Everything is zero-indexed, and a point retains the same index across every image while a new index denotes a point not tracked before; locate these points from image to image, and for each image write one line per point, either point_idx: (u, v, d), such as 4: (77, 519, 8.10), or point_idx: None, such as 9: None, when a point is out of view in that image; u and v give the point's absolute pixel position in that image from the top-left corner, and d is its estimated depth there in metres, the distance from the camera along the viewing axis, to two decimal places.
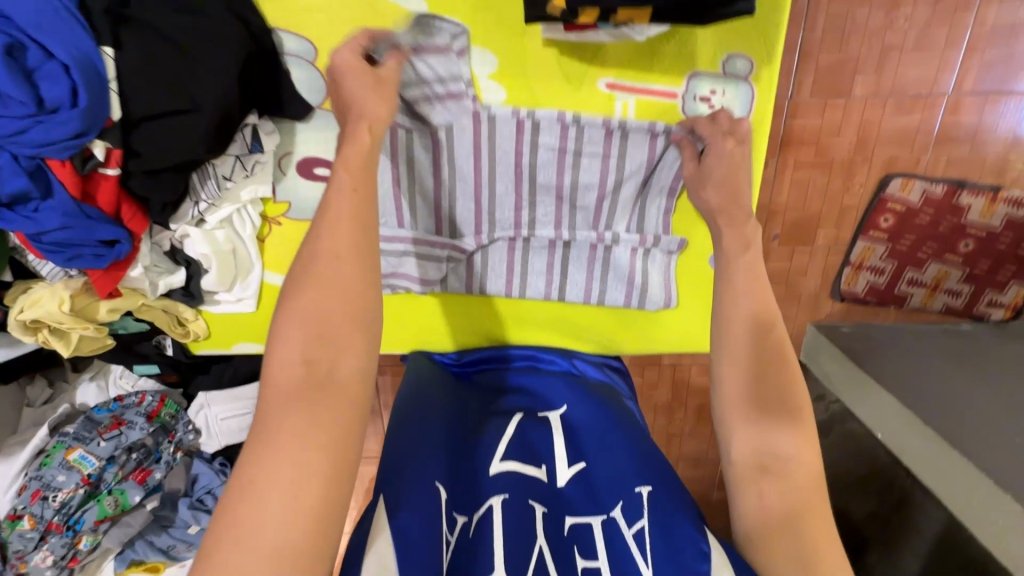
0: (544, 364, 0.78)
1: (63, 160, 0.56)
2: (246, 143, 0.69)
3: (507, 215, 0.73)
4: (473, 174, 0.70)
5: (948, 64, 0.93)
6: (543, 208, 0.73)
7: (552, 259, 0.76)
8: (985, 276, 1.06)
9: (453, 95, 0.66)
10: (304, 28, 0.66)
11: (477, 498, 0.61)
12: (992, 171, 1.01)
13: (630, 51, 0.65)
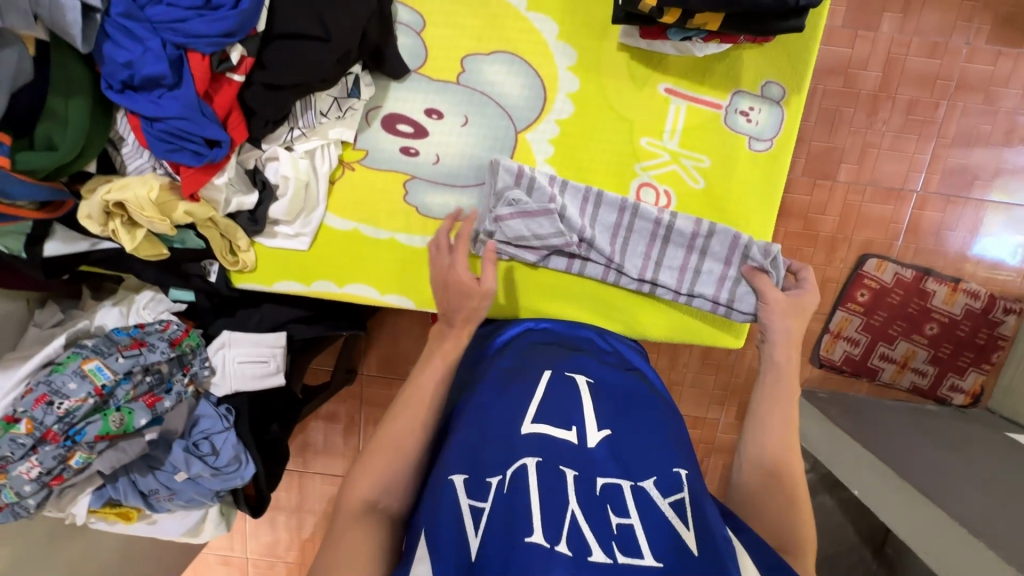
0: (586, 342, 0.81)
1: (204, 55, 0.64)
2: (345, 87, 0.77)
3: (576, 203, 0.82)
4: (549, 188, 0.81)
5: (917, 165, 1.32)
6: (605, 214, 0.82)
7: (618, 227, 0.83)
8: (947, 359, 1.37)
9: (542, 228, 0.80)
10: (419, 5, 0.78)
11: (511, 455, 0.62)
12: (952, 266, 1.36)
13: (689, 65, 0.78)
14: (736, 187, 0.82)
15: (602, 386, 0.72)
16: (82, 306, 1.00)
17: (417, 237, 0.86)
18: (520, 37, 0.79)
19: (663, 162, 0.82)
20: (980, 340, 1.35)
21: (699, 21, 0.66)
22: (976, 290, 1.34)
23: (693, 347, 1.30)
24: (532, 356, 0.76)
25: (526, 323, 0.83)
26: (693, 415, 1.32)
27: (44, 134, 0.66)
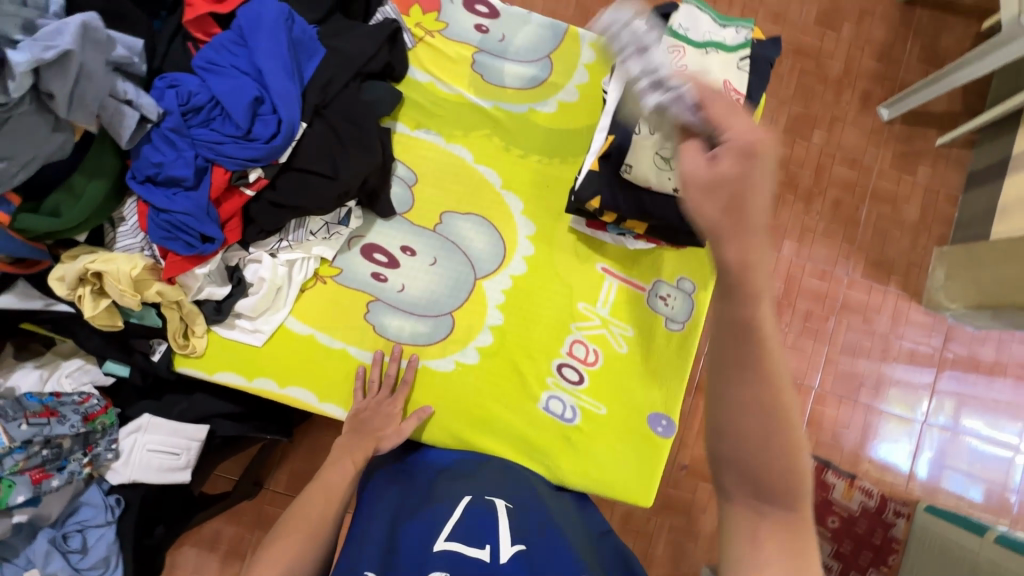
0: (508, 468, 0.86)
1: (227, 170, 0.76)
2: (337, 216, 0.90)
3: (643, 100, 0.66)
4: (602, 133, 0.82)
5: (814, 366, 1.55)
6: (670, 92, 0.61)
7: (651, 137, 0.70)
8: (849, 554, 1.46)
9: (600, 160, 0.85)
10: (415, 166, 0.96)
11: (420, 567, 0.60)
12: (848, 461, 1.51)
13: (622, 254, 0.97)
14: (654, 358, 0.95)
15: (519, 510, 0.74)
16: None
17: (368, 352, 0.93)
18: (491, 207, 0.97)
19: (594, 326, 0.96)
20: (876, 539, 1.47)
21: (629, 224, 0.86)
22: (868, 488, 1.48)
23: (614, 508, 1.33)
24: (444, 475, 0.83)
25: (470, 454, 0.91)
26: None
27: (52, 203, 0.73)
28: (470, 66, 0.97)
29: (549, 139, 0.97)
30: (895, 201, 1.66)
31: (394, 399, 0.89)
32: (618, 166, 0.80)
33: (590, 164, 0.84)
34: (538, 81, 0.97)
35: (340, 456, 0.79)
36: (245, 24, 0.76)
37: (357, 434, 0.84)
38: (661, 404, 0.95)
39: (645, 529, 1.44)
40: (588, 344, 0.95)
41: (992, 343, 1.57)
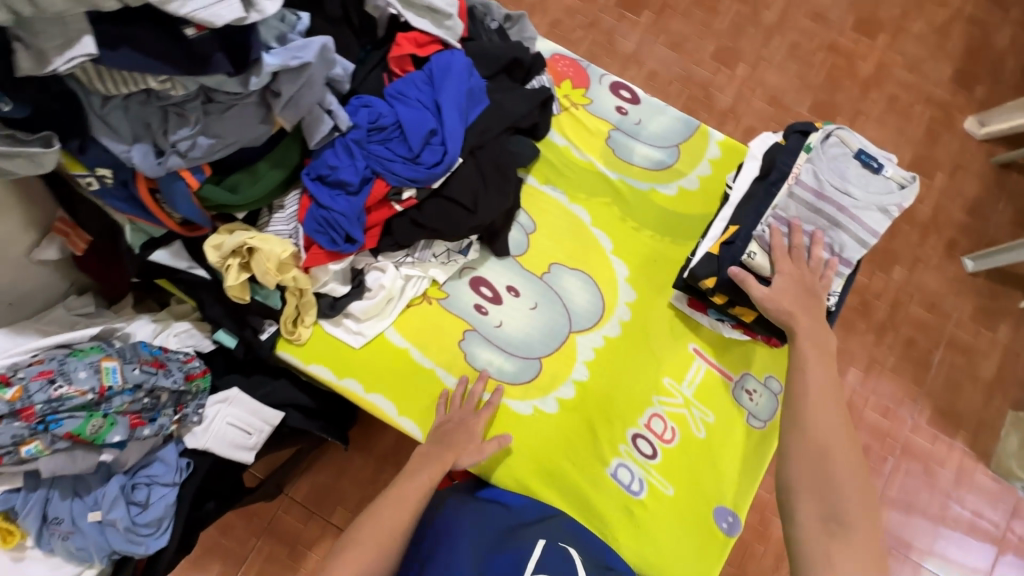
0: (572, 528, 0.85)
1: (388, 184, 0.85)
2: (460, 245, 0.97)
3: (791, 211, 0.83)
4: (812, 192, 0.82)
5: None
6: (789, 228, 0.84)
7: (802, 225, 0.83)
8: None
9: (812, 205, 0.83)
10: (536, 216, 1.03)
11: None
12: None
13: (715, 339, 0.99)
14: (731, 450, 0.94)
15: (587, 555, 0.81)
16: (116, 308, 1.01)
17: (454, 377, 0.96)
18: (598, 268, 1.02)
19: (676, 403, 0.96)
20: None
21: (736, 310, 0.91)
22: None
23: None
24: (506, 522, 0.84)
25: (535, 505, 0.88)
26: None
27: (234, 180, 0.82)
28: (605, 140, 1.06)
29: (664, 219, 1.03)
30: (972, 354, 1.83)
31: (477, 416, 0.89)
32: (739, 254, 0.85)
33: (710, 248, 0.89)
34: (665, 165, 1.05)
35: (421, 467, 0.82)
36: (436, 69, 0.87)
37: (441, 444, 0.85)
38: (729, 499, 0.92)
39: None
40: (667, 421, 0.95)
41: None
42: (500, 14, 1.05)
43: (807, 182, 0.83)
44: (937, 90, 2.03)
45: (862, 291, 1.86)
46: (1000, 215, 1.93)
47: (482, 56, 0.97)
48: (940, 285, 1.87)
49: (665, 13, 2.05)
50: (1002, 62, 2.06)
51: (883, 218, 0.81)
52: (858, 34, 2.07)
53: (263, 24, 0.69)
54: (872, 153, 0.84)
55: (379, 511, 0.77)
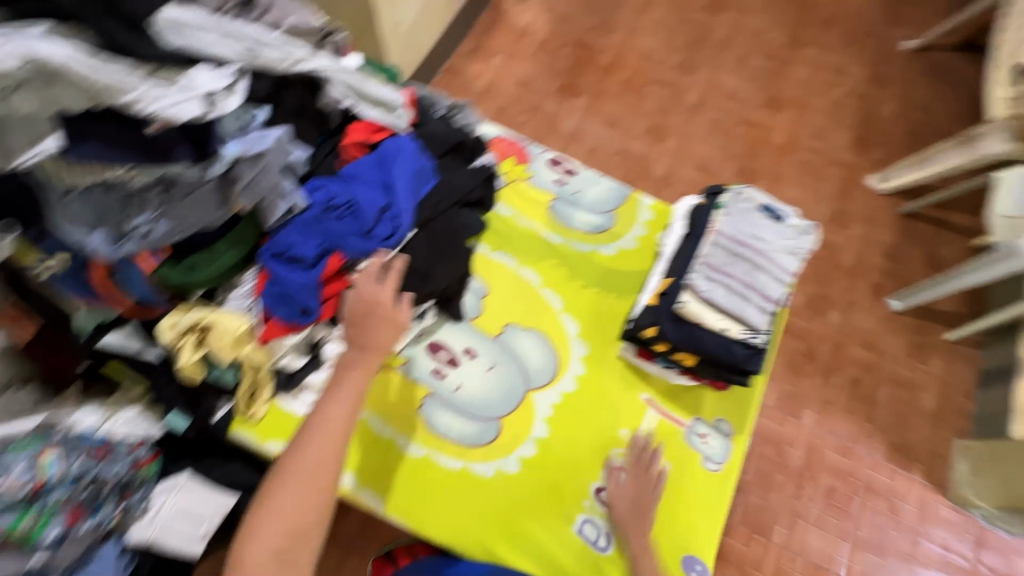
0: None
1: (343, 257, 0.90)
2: (417, 311, 1.00)
3: (715, 260, 0.91)
4: (728, 241, 0.92)
5: None
6: (716, 274, 0.90)
7: (728, 271, 0.90)
8: None
9: (733, 254, 0.91)
10: (488, 281, 1.09)
11: None
12: None
13: (666, 387, 1.03)
14: (692, 497, 0.97)
15: None
16: (68, 399, 0.93)
17: (415, 445, 0.95)
18: (550, 326, 1.07)
19: (635, 454, 0.98)
20: None
21: (677, 355, 0.93)
22: None
23: None
24: None
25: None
26: None
27: (192, 260, 0.85)
28: (548, 208, 1.16)
29: (607, 276, 1.11)
30: (913, 387, 1.95)
31: (382, 284, 0.86)
32: (673, 303, 0.92)
33: (648, 300, 0.96)
34: (603, 229, 1.15)
35: (339, 385, 0.81)
36: (387, 151, 0.95)
37: (361, 347, 0.84)
38: (696, 547, 0.94)
39: None
40: (628, 473, 0.97)
41: None
42: (445, 103, 1.17)
43: (724, 232, 0.93)
44: (841, 153, 2.30)
45: (805, 335, 1.99)
46: (913, 258, 2.13)
47: (430, 139, 1.06)
48: (873, 324, 2.02)
49: (600, 97, 2.29)
50: (891, 128, 2.37)
51: (791, 260, 0.92)
52: (767, 109, 2.36)
53: (222, 120, 0.75)
54: (773, 205, 0.97)
55: (303, 455, 0.76)
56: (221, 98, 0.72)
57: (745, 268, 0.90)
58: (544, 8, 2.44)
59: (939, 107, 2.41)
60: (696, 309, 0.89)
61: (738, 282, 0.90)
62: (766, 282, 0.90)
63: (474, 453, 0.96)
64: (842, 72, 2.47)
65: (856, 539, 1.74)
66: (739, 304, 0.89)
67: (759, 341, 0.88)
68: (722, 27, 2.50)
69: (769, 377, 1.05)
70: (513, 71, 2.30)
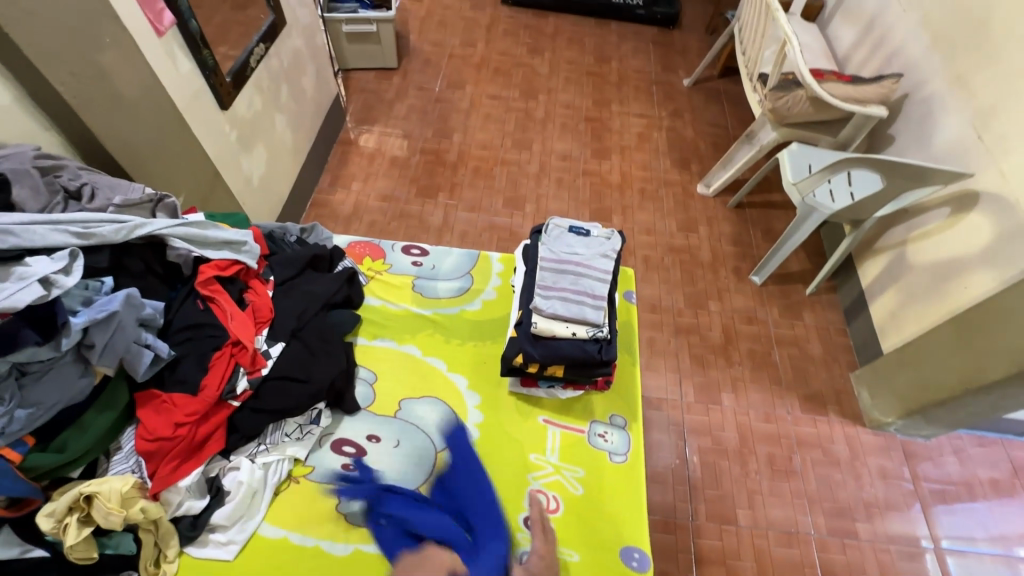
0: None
1: (220, 386, 0.95)
2: (309, 416, 1.07)
3: (547, 280, 1.07)
4: (554, 262, 1.09)
5: None
6: (552, 291, 1.05)
7: (561, 286, 1.06)
8: None
9: (560, 272, 1.08)
10: (372, 367, 1.17)
11: None
12: None
13: (557, 404, 1.14)
14: (610, 493, 1.04)
15: None
16: None
17: (341, 543, 0.96)
18: (441, 388, 1.15)
19: (548, 473, 1.05)
20: None
21: (550, 369, 1.05)
22: None
23: None
24: None
25: None
26: None
27: (61, 440, 0.86)
28: (412, 289, 1.28)
29: (479, 328, 1.23)
30: (799, 342, 2.18)
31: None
32: (529, 327, 1.04)
33: (511, 333, 1.08)
34: (464, 289, 1.29)
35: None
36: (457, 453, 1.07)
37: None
38: (630, 537, 0.99)
39: None
40: (548, 492, 1.03)
41: (948, 454, 1.93)
42: (296, 229, 1.30)
43: (548, 255, 1.10)
44: (668, 175, 2.71)
45: (697, 329, 2.20)
46: (755, 238, 2.49)
47: (286, 261, 1.18)
48: (747, 301, 2.29)
49: (456, 189, 2.57)
50: (698, 146, 2.85)
51: (607, 260, 1.10)
52: (598, 159, 2.76)
53: (65, 296, 0.82)
54: (578, 224, 1.17)
55: None
56: (59, 278, 0.80)
57: (572, 280, 1.07)
58: (387, 132, 2.76)
59: (726, 120, 2.96)
60: (547, 325, 1.03)
61: (571, 292, 1.05)
62: (592, 283, 1.07)
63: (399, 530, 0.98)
64: (645, 115, 2.98)
65: (810, 495, 1.83)
66: (578, 308, 1.03)
67: (604, 333, 1.03)
68: (540, 107, 2.96)
69: (638, 365, 1.20)
70: (373, 189, 2.53)
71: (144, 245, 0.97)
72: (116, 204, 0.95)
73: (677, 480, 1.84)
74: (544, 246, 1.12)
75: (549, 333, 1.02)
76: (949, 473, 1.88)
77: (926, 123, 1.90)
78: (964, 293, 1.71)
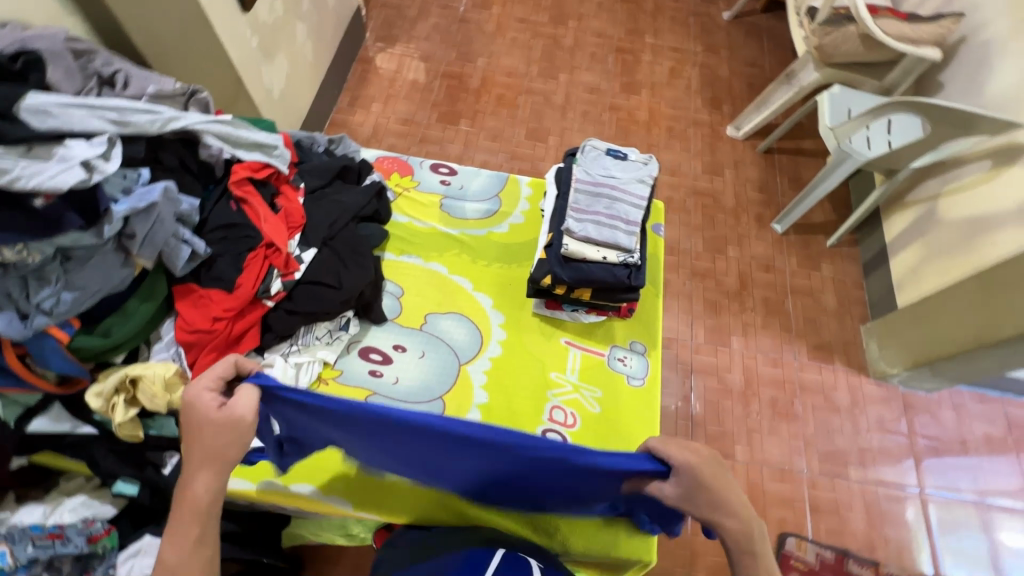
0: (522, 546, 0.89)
1: (254, 286, 0.98)
2: (339, 322, 1.10)
3: (580, 203, 1.06)
4: (588, 185, 1.08)
5: None
6: (585, 214, 1.05)
7: (593, 209, 1.05)
8: None
9: (594, 196, 1.07)
10: (400, 281, 1.19)
11: None
12: None
13: (580, 328, 1.16)
14: (625, 412, 1.07)
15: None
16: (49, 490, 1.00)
17: None
18: (466, 305, 1.17)
19: (567, 391, 1.09)
20: None
21: (577, 292, 1.06)
22: None
23: None
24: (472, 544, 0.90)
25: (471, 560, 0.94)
26: None
27: (106, 325, 0.89)
28: (439, 208, 1.28)
29: (506, 250, 1.24)
30: (814, 293, 2.18)
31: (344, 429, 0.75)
32: (559, 249, 1.04)
33: (539, 255, 1.08)
34: (492, 212, 1.28)
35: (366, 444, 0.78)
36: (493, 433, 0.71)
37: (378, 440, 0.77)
38: None
39: None
40: (569, 407, 1.07)
41: (947, 408, 1.96)
42: (324, 139, 1.27)
43: (582, 178, 1.09)
44: (697, 115, 2.61)
45: (713, 274, 2.20)
46: (781, 186, 2.43)
47: (316, 171, 1.17)
48: (766, 249, 2.27)
49: (478, 117, 2.49)
50: (731, 86, 2.71)
51: (642, 185, 1.09)
52: (626, 93, 2.65)
53: (105, 183, 0.82)
54: (616, 148, 1.15)
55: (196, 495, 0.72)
56: (99, 163, 0.79)
57: (605, 204, 1.06)
58: (408, 52, 2.64)
59: (764, 60, 2.80)
60: (578, 247, 1.03)
61: (603, 216, 1.05)
62: (626, 208, 1.06)
63: None
64: (679, 49, 2.82)
65: (808, 439, 1.89)
66: (611, 233, 1.03)
67: (635, 259, 1.03)
68: (569, 35, 2.80)
69: (661, 296, 1.20)
70: (392, 112, 2.46)
71: (177, 140, 0.96)
72: (149, 95, 0.94)
73: (680, 417, 1.91)
74: (578, 168, 1.11)
75: (579, 256, 1.03)
76: (946, 428, 1.92)
77: (981, 70, 1.79)
78: (990, 251, 1.68)
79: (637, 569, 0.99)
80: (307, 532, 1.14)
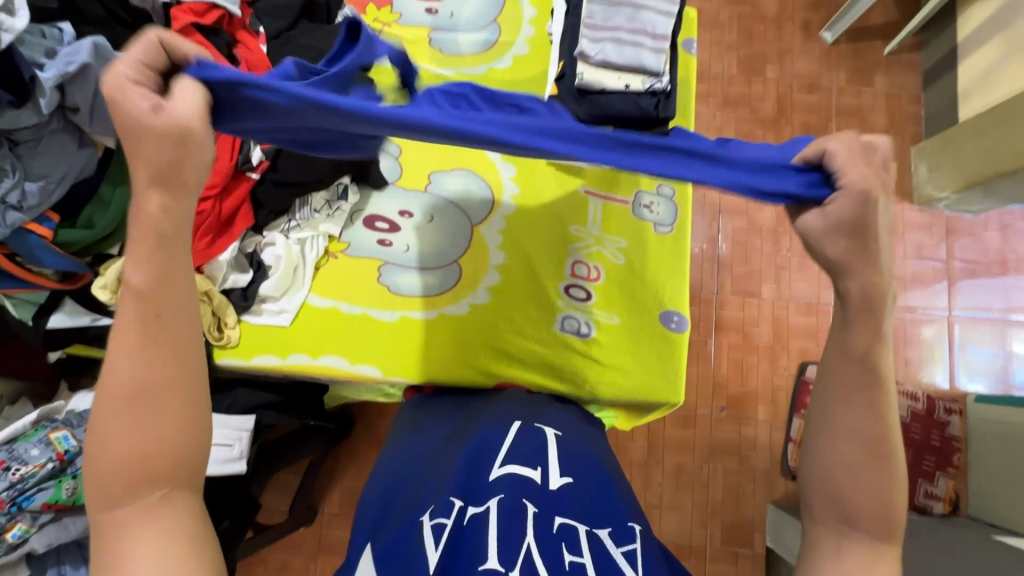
0: (542, 400, 0.89)
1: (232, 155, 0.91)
2: (336, 191, 1.02)
3: (597, 19, 0.88)
4: None
5: (824, 283, 1.66)
6: (602, 32, 0.88)
7: (612, 24, 0.88)
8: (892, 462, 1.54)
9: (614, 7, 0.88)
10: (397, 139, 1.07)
11: (480, 493, 0.65)
12: None
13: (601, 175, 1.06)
14: (651, 263, 1.02)
15: (574, 484, 0.68)
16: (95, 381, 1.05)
17: (388, 311, 0.99)
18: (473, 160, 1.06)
19: (590, 244, 1.03)
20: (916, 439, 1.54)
21: None
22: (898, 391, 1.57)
23: (665, 464, 1.56)
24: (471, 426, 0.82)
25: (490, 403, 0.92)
26: (681, 540, 1.51)
27: (87, 215, 0.84)
28: (429, 44, 1.08)
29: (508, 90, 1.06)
30: (862, 113, 1.92)
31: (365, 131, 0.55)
32: (573, 81, 0.88)
33: (550, 91, 0.93)
34: (491, 43, 1.08)
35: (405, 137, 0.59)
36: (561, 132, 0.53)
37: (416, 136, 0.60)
38: (670, 302, 1.00)
39: (702, 477, 1.56)
40: (591, 261, 1.02)
41: (993, 229, 1.82)
42: None
43: None
44: None
45: (748, 101, 1.94)
46: None
47: (273, 10, 0.97)
48: (812, 65, 1.96)
49: None
50: None
51: None
52: None
53: (22, 46, 0.69)
54: None
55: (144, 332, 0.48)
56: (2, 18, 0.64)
57: (627, 17, 0.88)
58: None
59: None
60: (595, 75, 0.87)
61: (625, 33, 0.87)
62: (652, 19, 0.88)
63: (443, 298, 1.00)
64: None
65: None
66: (634, 54, 0.87)
67: (663, 85, 0.87)
68: None
69: None
70: None
71: None
72: None
73: None
74: None
75: (596, 87, 0.88)
76: (988, 248, 1.79)
77: None
78: None
79: (664, 409, 1.00)
80: (348, 391, 1.17)
